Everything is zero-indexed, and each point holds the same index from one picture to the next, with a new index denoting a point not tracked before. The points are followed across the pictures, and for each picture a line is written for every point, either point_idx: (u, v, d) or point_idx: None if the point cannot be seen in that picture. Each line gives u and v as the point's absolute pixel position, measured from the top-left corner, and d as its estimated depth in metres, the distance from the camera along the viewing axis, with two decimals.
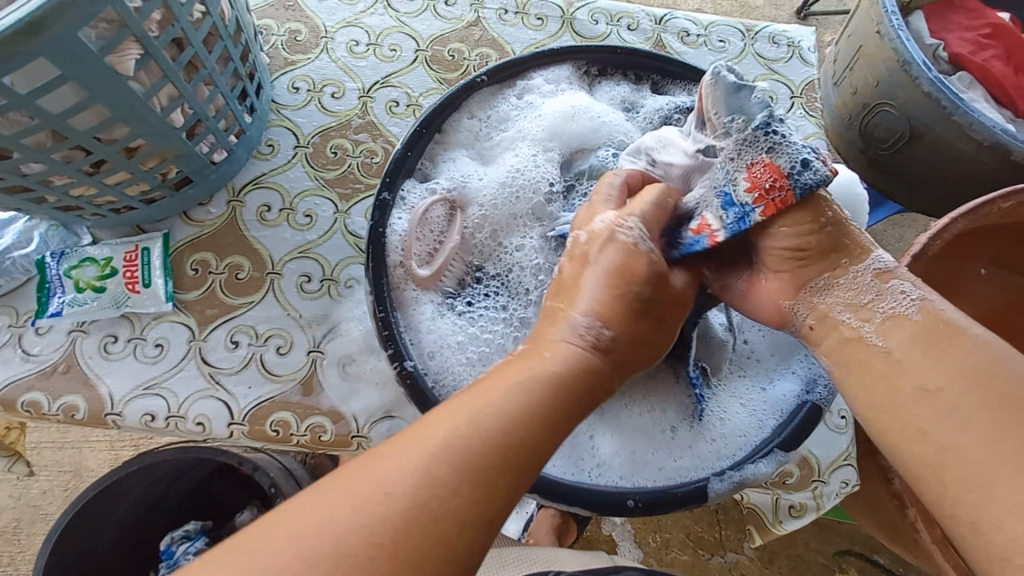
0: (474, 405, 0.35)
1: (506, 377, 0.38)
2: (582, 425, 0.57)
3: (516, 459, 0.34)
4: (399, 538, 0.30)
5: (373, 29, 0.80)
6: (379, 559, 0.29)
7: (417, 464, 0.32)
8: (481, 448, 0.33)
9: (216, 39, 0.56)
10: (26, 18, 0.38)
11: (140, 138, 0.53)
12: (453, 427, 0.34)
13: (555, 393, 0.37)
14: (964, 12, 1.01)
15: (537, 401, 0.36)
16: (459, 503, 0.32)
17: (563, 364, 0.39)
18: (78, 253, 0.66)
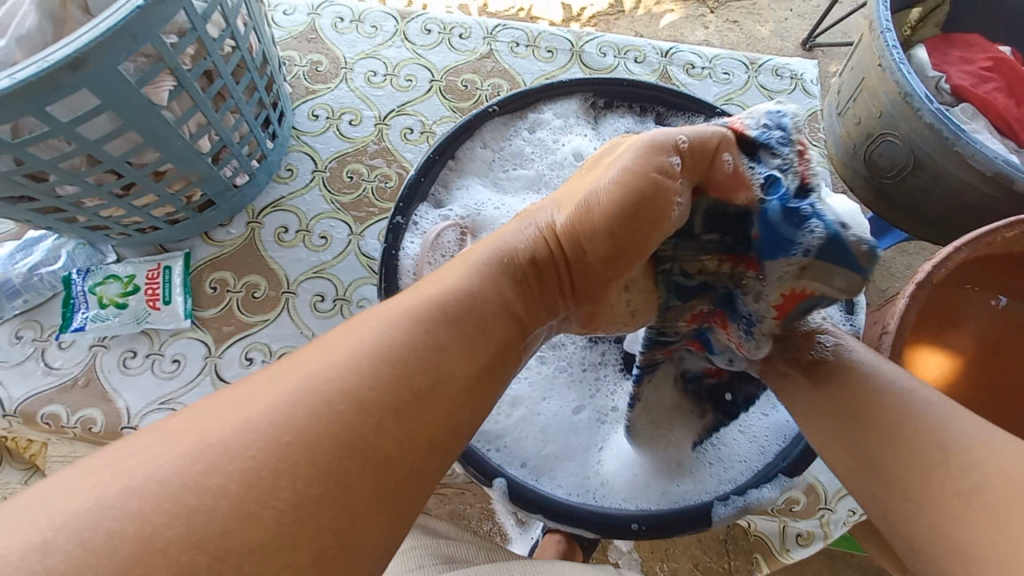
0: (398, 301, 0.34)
1: (442, 282, 0.36)
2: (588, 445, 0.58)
3: (431, 347, 0.32)
4: (292, 418, 0.27)
5: (390, 60, 0.84)
6: (270, 442, 0.27)
7: (327, 353, 0.30)
8: (396, 336, 0.32)
9: (244, 71, 0.60)
10: (73, 54, 0.41)
11: (168, 163, 0.56)
12: (372, 321, 0.32)
13: (485, 292, 0.36)
14: (964, 46, 1.04)
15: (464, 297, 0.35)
16: (363, 386, 0.29)
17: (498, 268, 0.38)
18: (103, 271, 0.69)
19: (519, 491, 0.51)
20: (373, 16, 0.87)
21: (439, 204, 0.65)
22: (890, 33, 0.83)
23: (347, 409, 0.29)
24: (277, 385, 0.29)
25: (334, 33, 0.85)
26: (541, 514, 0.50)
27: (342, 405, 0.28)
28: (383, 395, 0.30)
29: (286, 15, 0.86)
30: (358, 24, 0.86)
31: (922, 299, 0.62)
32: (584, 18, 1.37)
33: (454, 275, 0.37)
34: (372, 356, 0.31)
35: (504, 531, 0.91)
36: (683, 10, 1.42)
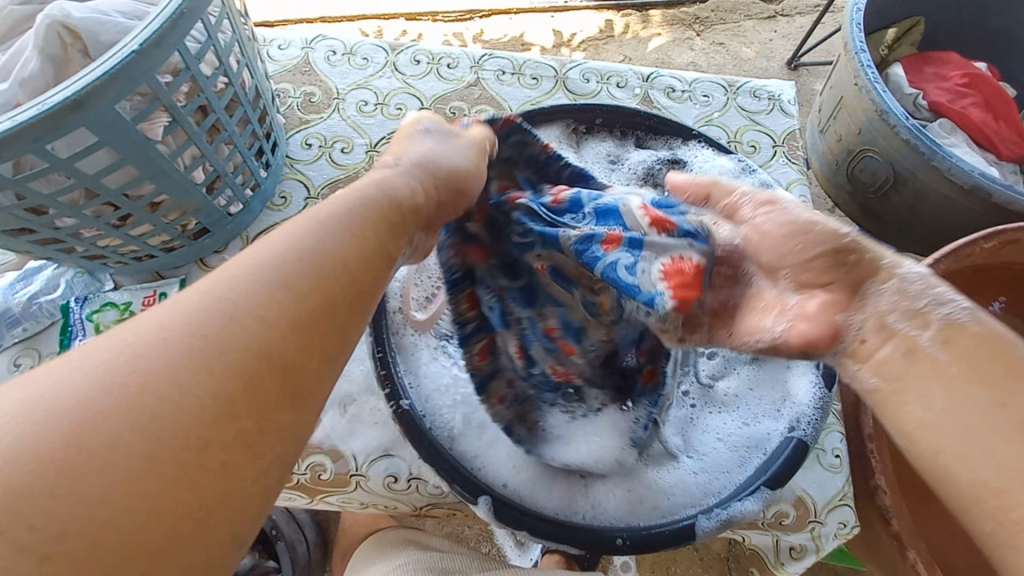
0: (261, 260, 0.35)
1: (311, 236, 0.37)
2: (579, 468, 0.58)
3: (288, 315, 0.33)
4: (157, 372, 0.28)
5: (381, 90, 0.87)
6: None
7: (188, 311, 0.31)
8: (246, 295, 0.32)
9: (237, 105, 0.62)
10: (73, 95, 0.44)
11: (164, 194, 0.58)
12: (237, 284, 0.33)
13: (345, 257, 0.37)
14: (941, 63, 1.06)
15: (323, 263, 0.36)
16: (225, 344, 0.30)
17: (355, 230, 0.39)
18: (101, 298, 0.70)
19: (506, 509, 0.52)
20: (364, 49, 0.90)
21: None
22: (864, 54, 0.86)
23: (232, 333, 0.31)
24: (170, 313, 0.31)
25: (327, 66, 0.88)
26: (526, 530, 0.51)
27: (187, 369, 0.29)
28: (261, 310, 0.32)
29: (280, 49, 0.90)
30: (350, 56, 0.89)
31: None
32: (574, 43, 1.42)
33: (325, 208, 0.39)
34: (246, 281, 0.33)
35: (501, 551, 0.91)
36: (670, 33, 1.46)
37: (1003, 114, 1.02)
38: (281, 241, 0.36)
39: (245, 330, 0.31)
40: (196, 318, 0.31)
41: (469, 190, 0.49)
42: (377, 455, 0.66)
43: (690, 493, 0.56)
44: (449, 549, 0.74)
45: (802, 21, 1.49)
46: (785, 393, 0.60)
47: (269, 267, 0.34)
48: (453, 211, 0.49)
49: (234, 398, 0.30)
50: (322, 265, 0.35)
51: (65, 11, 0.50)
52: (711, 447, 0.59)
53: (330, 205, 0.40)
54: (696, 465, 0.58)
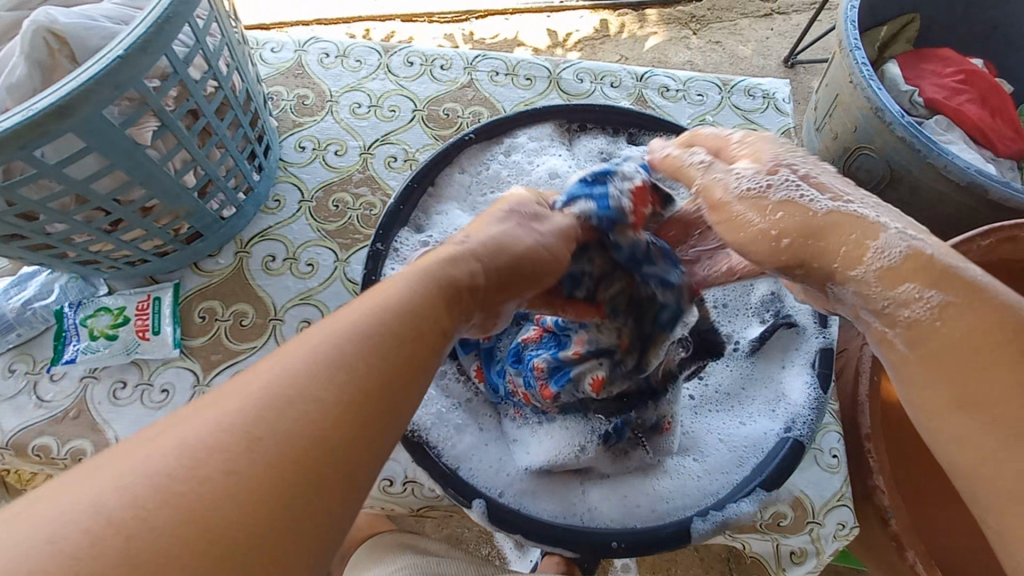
0: (329, 329, 0.32)
1: (376, 297, 0.35)
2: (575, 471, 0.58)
3: (383, 370, 0.32)
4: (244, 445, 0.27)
5: (374, 92, 0.87)
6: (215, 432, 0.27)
7: (267, 383, 0.29)
8: (333, 364, 0.31)
9: (228, 109, 0.62)
10: (57, 102, 0.44)
11: (154, 199, 0.58)
12: (314, 353, 0.31)
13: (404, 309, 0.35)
14: (935, 60, 1.06)
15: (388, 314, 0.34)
16: (313, 412, 0.29)
17: (408, 286, 0.36)
18: (94, 303, 0.70)
19: (499, 514, 0.51)
20: (357, 51, 0.90)
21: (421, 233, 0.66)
22: (858, 51, 0.86)
23: (311, 391, 0.29)
24: (252, 380, 0.29)
25: (320, 68, 0.88)
26: (521, 534, 0.50)
27: (284, 425, 0.28)
28: (323, 384, 0.30)
29: (273, 52, 0.90)
30: (343, 59, 0.89)
31: None
32: (570, 43, 1.42)
33: (381, 288, 0.37)
34: (305, 349, 0.31)
35: (501, 554, 0.91)
36: (666, 32, 1.46)
37: (999, 110, 1.02)
38: (353, 320, 0.33)
39: (302, 395, 0.29)
40: (255, 379, 0.30)
41: (544, 270, 0.45)
42: None
43: (690, 498, 0.55)
44: (446, 552, 0.74)
45: (798, 19, 1.49)
46: (777, 388, 0.60)
47: (345, 338, 0.32)
48: (518, 291, 0.44)
49: (272, 449, 0.27)
50: (393, 320, 0.34)
51: (52, 17, 0.50)
52: (713, 450, 0.59)
53: (392, 283, 0.37)
54: (694, 468, 0.58)
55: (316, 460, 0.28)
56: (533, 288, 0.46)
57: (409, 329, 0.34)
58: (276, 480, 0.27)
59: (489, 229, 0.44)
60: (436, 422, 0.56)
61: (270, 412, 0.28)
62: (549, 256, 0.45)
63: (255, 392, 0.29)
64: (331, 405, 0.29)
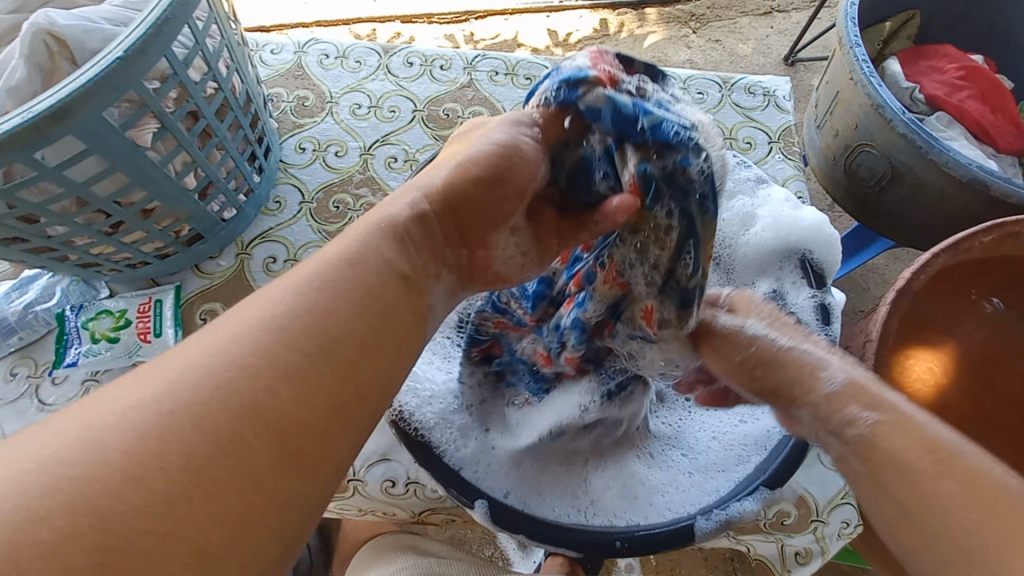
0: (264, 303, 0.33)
1: (310, 264, 0.36)
2: (577, 469, 0.58)
3: (318, 345, 0.32)
4: (186, 430, 0.28)
5: (374, 93, 0.87)
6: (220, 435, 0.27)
7: (200, 361, 0.30)
8: (265, 340, 0.31)
9: (228, 110, 0.62)
10: (55, 105, 0.44)
11: (155, 201, 0.58)
12: (244, 327, 0.32)
13: (346, 279, 0.35)
14: (936, 56, 1.06)
15: (327, 285, 0.34)
16: (250, 393, 0.29)
17: (342, 252, 0.36)
18: (96, 306, 0.70)
19: (502, 514, 0.51)
20: (357, 52, 0.90)
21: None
22: (858, 49, 0.85)
23: (242, 366, 0.30)
24: (191, 358, 0.30)
25: (320, 70, 0.88)
26: (524, 535, 0.50)
27: (219, 408, 0.29)
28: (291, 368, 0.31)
29: (273, 54, 0.90)
30: (343, 60, 0.89)
31: (903, 306, 0.63)
32: (570, 42, 1.41)
33: (336, 250, 0.37)
34: (274, 329, 0.32)
35: (505, 555, 0.90)
36: (666, 31, 1.46)
37: (1000, 106, 1.01)
38: (284, 293, 0.34)
39: (268, 384, 0.30)
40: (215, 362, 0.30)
41: (521, 190, 0.43)
42: (374, 459, 0.66)
43: (692, 493, 0.55)
44: (449, 554, 0.73)
45: (798, 17, 1.49)
46: None
47: (277, 309, 0.33)
48: (494, 219, 0.43)
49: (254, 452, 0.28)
50: (328, 292, 0.34)
51: (51, 20, 0.50)
52: (709, 447, 0.59)
53: (353, 241, 0.37)
54: (693, 465, 0.58)
55: (251, 443, 0.29)
56: (515, 208, 0.43)
57: (377, 303, 0.35)
58: (252, 479, 0.28)
59: (455, 159, 0.43)
60: (441, 421, 0.57)
61: (251, 410, 0.29)
62: (523, 173, 0.42)
63: (197, 372, 0.29)
64: (300, 392, 0.30)
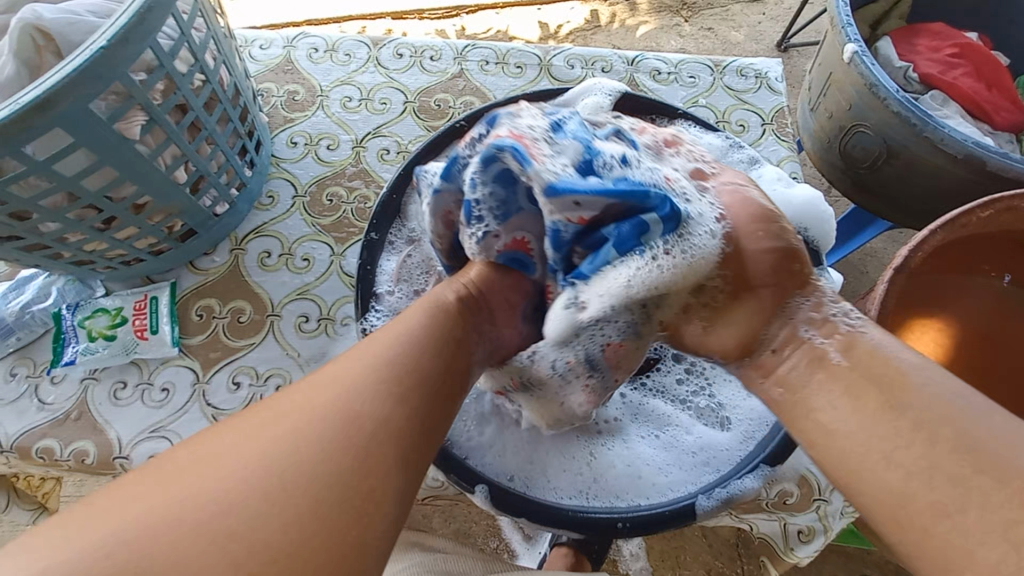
0: (343, 374, 0.39)
1: (382, 337, 0.43)
2: (581, 447, 0.57)
3: (380, 413, 0.38)
4: (294, 487, 0.33)
5: (365, 86, 0.86)
6: (327, 483, 0.34)
7: (289, 428, 0.36)
8: (334, 411, 0.37)
9: (216, 103, 0.62)
10: (43, 95, 0.44)
11: (146, 195, 0.58)
12: (323, 400, 0.37)
13: (402, 355, 0.42)
14: (929, 35, 1.05)
15: (389, 357, 0.41)
16: (329, 445, 0.35)
17: (401, 330, 0.44)
18: (92, 305, 0.70)
19: (502, 497, 0.50)
20: (347, 45, 0.90)
21: (417, 238, 0.64)
22: (851, 28, 0.85)
23: (317, 430, 0.36)
24: (281, 424, 0.36)
25: (309, 64, 0.88)
26: (525, 518, 0.50)
27: (308, 466, 0.34)
28: (364, 420, 0.37)
29: (262, 49, 0.89)
30: (332, 53, 0.89)
31: (901, 284, 0.62)
32: (561, 34, 1.41)
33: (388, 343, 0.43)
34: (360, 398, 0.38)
35: (510, 547, 0.91)
36: (657, 21, 1.46)
37: (995, 83, 1.01)
38: (356, 364, 0.40)
39: (359, 445, 0.36)
40: (306, 436, 0.35)
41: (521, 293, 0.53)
42: None
43: (692, 470, 0.54)
44: (453, 551, 0.73)
45: (790, 2, 1.49)
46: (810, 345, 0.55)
47: (349, 383, 0.39)
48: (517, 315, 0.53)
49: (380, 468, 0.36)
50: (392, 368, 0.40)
51: (37, 14, 0.50)
52: (718, 424, 0.57)
53: (412, 324, 0.45)
54: (696, 442, 0.56)
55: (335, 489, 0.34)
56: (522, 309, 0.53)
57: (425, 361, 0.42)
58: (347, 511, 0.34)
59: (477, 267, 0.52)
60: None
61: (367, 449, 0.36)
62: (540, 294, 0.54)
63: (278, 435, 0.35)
64: (369, 425, 0.37)
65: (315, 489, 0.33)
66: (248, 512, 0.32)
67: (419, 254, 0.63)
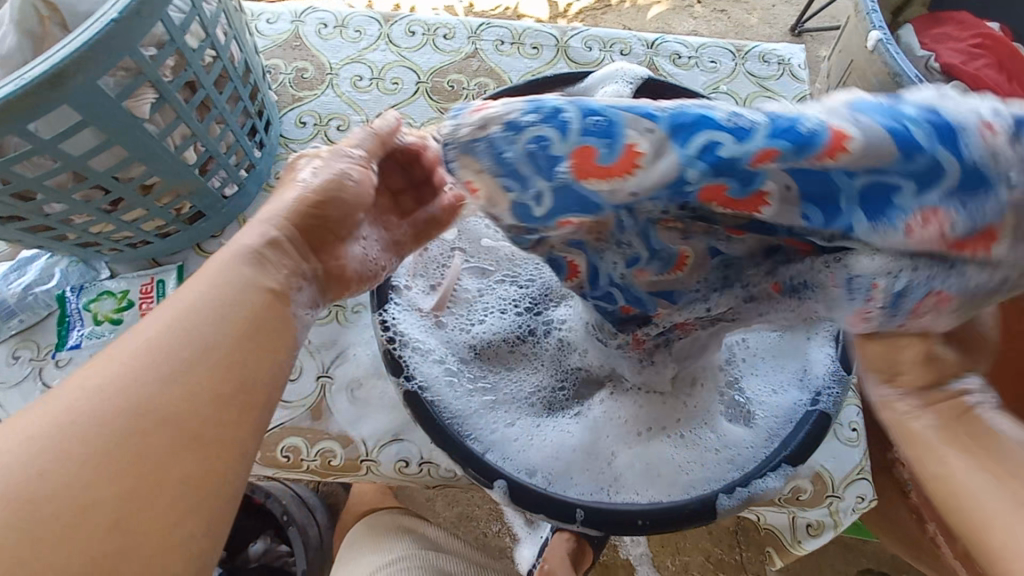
0: (126, 351, 0.34)
1: (182, 298, 0.37)
2: (605, 442, 0.56)
3: (190, 396, 0.33)
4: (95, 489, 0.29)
5: (376, 64, 0.83)
6: (128, 475, 0.30)
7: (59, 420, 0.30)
8: (121, 400, 0.32)
9: (227, 81, 0.60)
10: (51, 70, 0.42)
11: (155, 176, 0.56)
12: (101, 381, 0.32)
13: (204, 322, 0.36)
14: (952, 24, 1.02)
15: (181, 330, 0.35)
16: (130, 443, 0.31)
17: (208, 291, 0.37)
18: (97, 287, 0.69)
19: (522, 494, 0.49)
20: (357, 21, 0.86)
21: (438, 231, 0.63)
22: (876, 15, 0.81)
23: (96, 421, 0.31)
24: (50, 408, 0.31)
25: (319, 40, 0.85)
26: (545, 513, 0.49)
27: (95, 466, 0.30)
28: (161, 403, 0.32)
29: (270, 23, 0.86)
30: (342, 29, 0.86)
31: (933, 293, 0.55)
32: (571, 13, 1.37)
33: (203, 284, 0.38)
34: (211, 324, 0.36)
35: (512, 532, 0.91)
36: (670, 1, 1.42)
37: (1016, 75, 0.99)
38: (150, 337, 0.34)
39: (156, 437, 0.32)
40: (139, 371, 0.33)
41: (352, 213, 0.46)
42: (386, 439, 0.65)
43: (714, 469, 0.53)
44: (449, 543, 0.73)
45: None
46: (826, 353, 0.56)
47: (132, 363, 0.33)
48: (340, 231, 0.46)
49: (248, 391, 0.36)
50: (194, 338, 0.35)
51: None
52: (741, 420, 0.57)
53: (214, 280, 0.38)
54: (720, 441, 0.55)
55: (142, 484, 0.30)
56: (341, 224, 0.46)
57: (234, 320, 0.37)
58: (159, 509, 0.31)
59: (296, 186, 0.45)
60: (467, 406, 0.55)
61: (218, 382, 0.35)
62: (357, 198, 0.45)
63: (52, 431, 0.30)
64: (172, 411, 0.32)
65: (168, 417, 0.32)
66: (94, 450, 0.30)
67: (438, 247, 0.63)
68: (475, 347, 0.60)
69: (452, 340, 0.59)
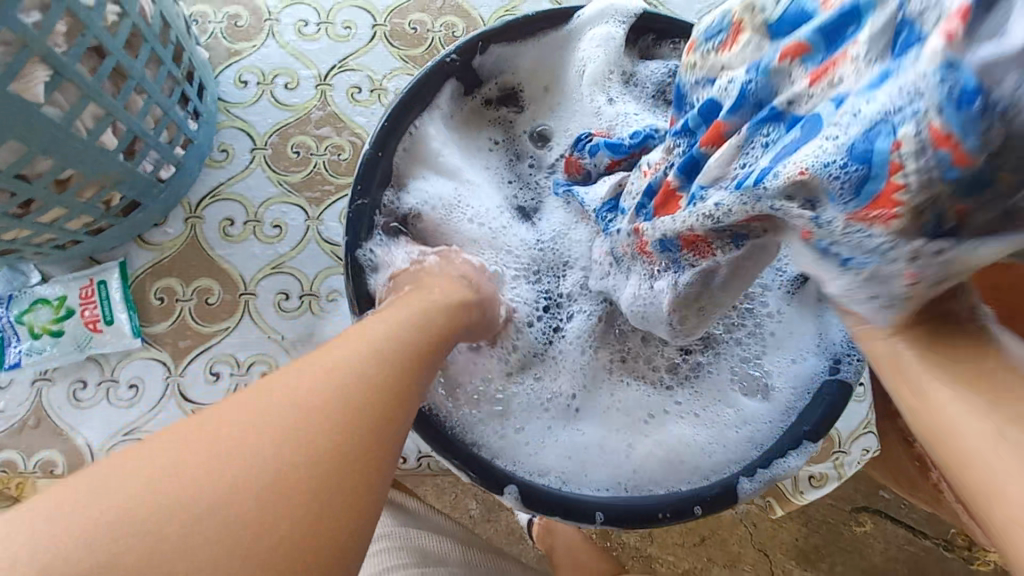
0: (328, 355, 0.31)
1: (370, 327, 0.35)
2: (619, 433, 0.52)
3: (378, 411, 0.29)
4: (270, 480, 0.25)
5: (322, 5, 0.71)
6: (295, 481, 0.25)
7: (275, 403, 0.27)
8: (323, 391, 0.28)
9: (141, 41, 0.49)
10: None
11: (68, 168, 0.47)
12: (307, 374, 0.29)
13: (395, 354, 0.33)
14: None
15: (372, 350, 0.32)
16: (313, 433, 0.27)
17: (394, 327, 0.35)
18: (28, 296, 0.60)
19: (534, 498, 0.46)
20: None
21: (415, 215, 0.55)
22: None
23: (313, 412, 0.27)
24: (251, 398, 0.27)
25: None
26: (563, 516, 0.46)
27: (279, 452, 0.26)
28: (358, 407, 0.29)
29: None
30: None
31: None
32: None
33: (389, 321, 0.36)
34: (376, 360, 0.31)
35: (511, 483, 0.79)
36: None
37: None
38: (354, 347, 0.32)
39: (344, 433, 0.27)
40: (348, 376, 0.30)
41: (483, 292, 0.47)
42: None
43: (733, 445, 0.50)
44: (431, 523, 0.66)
45: None
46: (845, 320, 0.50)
47: (339, 368, 0.30)
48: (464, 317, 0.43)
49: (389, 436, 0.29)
50: (387, 364, 0.32)
51: None
52: (759, 393, 0.52)
53: (388, 323, 0.36)
54: (736, 417, 0.52)
55: (316, 479, 0.26)
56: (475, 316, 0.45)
57: (404, 356, 0.33)
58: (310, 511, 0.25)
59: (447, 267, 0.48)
60: (472, 414, 0.51)
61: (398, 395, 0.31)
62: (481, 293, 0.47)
63: (265, 406, 0.27)
64: (363, 421, 0.28)
65: (342, 422, 0.28)
66: (213, 463, 0.25)
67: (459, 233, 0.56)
68: (507, 365, 0.53)
69: (480, 363, 0.52)
